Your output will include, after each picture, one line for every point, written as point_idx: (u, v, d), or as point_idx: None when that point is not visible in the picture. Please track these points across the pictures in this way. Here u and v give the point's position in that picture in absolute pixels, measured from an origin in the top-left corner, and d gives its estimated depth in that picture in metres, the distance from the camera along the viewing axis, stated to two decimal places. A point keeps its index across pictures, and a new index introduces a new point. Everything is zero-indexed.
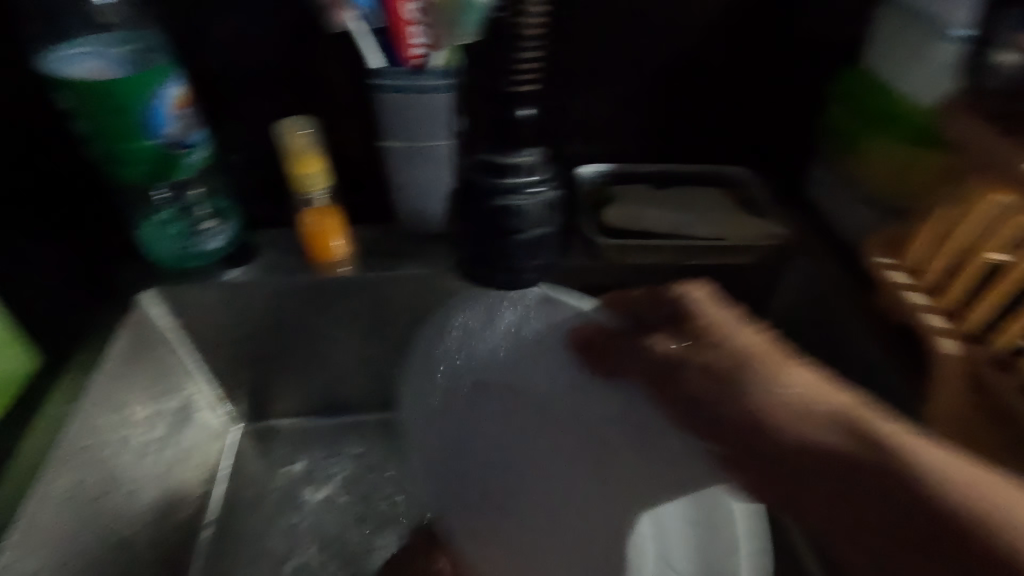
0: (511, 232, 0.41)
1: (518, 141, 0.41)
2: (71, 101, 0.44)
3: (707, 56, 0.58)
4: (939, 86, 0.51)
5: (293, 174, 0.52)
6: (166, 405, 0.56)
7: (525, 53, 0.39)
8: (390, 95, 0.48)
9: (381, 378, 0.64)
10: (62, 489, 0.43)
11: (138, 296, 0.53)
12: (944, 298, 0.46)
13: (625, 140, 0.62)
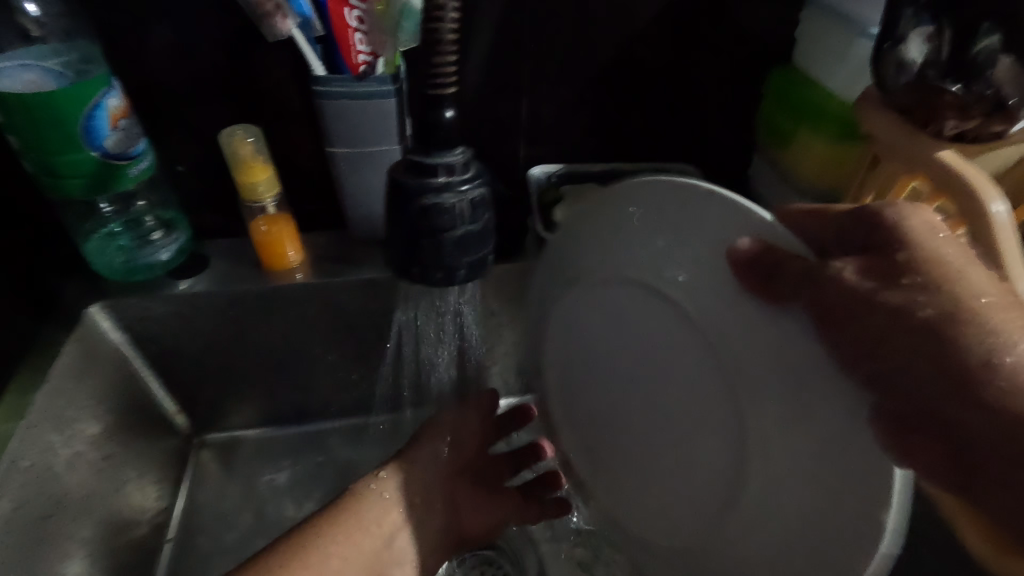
0: (441, 234, 0.33)
1: (446, 136, 0.32)
2: (2, 115, 0.43)
3: (648, 58, 0.60)
4: (856, 82, 0.54)
5: (242, 183, 0.52)
6: (122, 419, 0.55)
7: (449, 42, 0.30)
8: (335, 102, 0.49)
9: (340, 383, 0.64)
10: (4, 509, 0.42)
11: (85, 311, 0.52)
12: None
13: (574, 141, 0.64)
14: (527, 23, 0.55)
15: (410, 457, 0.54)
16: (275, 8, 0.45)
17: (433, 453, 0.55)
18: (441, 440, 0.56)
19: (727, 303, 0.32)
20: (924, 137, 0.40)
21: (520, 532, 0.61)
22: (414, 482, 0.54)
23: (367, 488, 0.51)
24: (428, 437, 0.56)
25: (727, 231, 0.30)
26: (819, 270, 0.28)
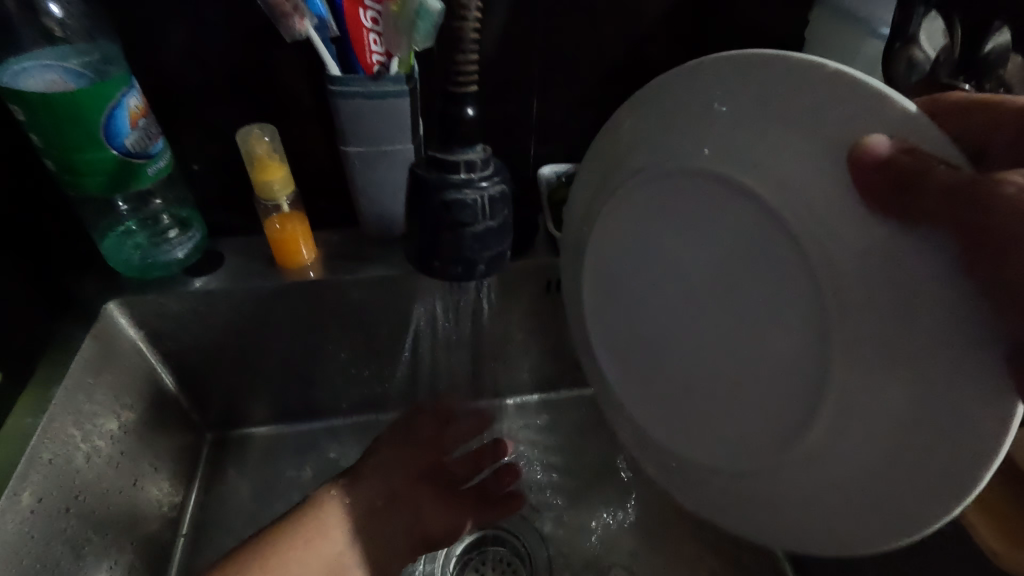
0: (462, 228, 0.33)
1: (466, 133, 0.33)
2: (24, 114, 0.44)
3: (659, 58, 0.60)
4: (869, 80, 0.54)
5: (257, 180, 0.52)
6: (139, 414, 0.56)
7: (472, 40, 0.31)
8: (351, 101, 0.49)
9: (351, 380, 0.65)
10: (27, 501, 0.43)
11: (104, 308, 0.53)
12: None
13: (584, 141, 0.65)
14: (540, 23, 0.56)
15: (372, 460, 0.54)
16: (292, 10, 0.45)
17: (395, 456, 0.55)
18: (401, 444, 0.56)
19: (850, 212, 0.28)
20: None
21: (529, 527, 0.62)
22: (375, 484, 0.52)
23: (327, 494, 0.50)
24: (390, 443, 0.56)
25: (854, 120, 0.26)
26: (976, 181, 0.24)
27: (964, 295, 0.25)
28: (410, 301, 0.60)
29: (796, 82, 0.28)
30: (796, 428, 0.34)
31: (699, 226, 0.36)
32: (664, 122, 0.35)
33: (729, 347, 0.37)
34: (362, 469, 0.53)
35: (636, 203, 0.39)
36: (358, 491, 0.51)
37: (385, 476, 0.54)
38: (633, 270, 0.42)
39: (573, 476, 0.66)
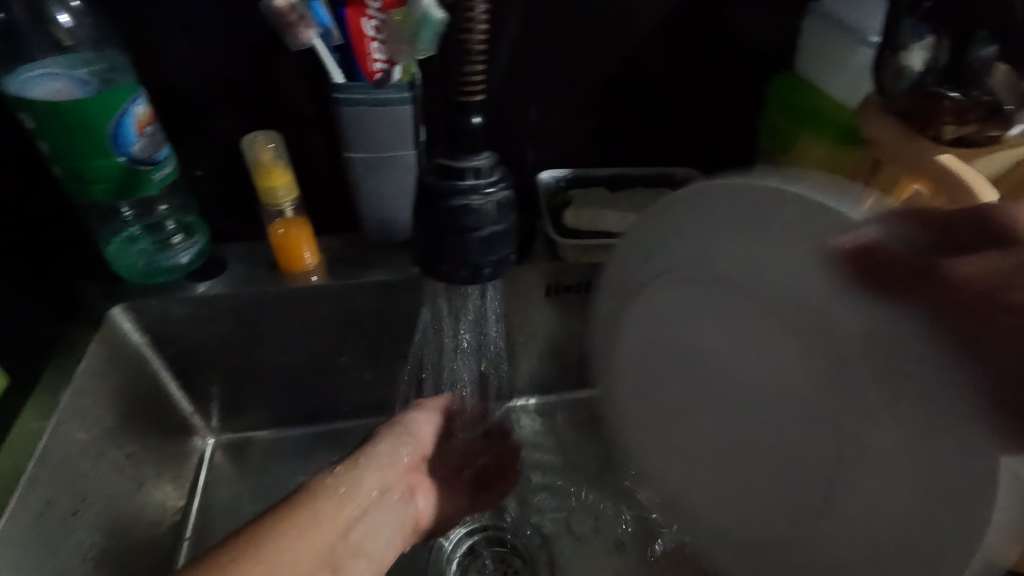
0: (468, 233, 0.34)
1: (472, 141, 0.34)
2: (33, 121, 0.45)
3: (656, 66, 0.62)
4: (861, 87, 0.56)
5: (262, 188, 0.53)
6: (142, 419, 0.56)
7: (478, 51, 0.32)
8: (354, 109, 0.50)
9: (354, 384, 0.66)
10: (35, 504, 0.43)
11: (108, 313, 0.54)
12: None
13: (583, 147, 0.66)
14: (540, 32, 0.57)
15: (371, 453, 0.52)
16: (297, 20, 0.45)
17: (391, 452, 0.54)
18: (398, 442, 0.54)
19: (828, 298, 0.35)
20: (924, 141, 0.41)
21: (530, 529, 0.63)
22: (373, 477, 0.51)
23: (324, 484, 0.48)
24: (386, 440, 0.54)
25: (829, 219, 0.33)
26: (934, 266, 0.31)
27: (947, 347, 0.31)
28: (412, 305, 0.60)
29: (751, 189, 0.36)
30: (824, 496, 0.37)
31: (711, 300, 0.40)
32: (665, 224, 0.41)
33: (740, 405, 0.41)
34: (360, 462, 0.51)
35: (665, 288, 0.42)
36: (356, 484, 0.50)
37: (382, 470, 0.52)
38: (648, 358, 0.45)
39: (572, 477, 0.67)
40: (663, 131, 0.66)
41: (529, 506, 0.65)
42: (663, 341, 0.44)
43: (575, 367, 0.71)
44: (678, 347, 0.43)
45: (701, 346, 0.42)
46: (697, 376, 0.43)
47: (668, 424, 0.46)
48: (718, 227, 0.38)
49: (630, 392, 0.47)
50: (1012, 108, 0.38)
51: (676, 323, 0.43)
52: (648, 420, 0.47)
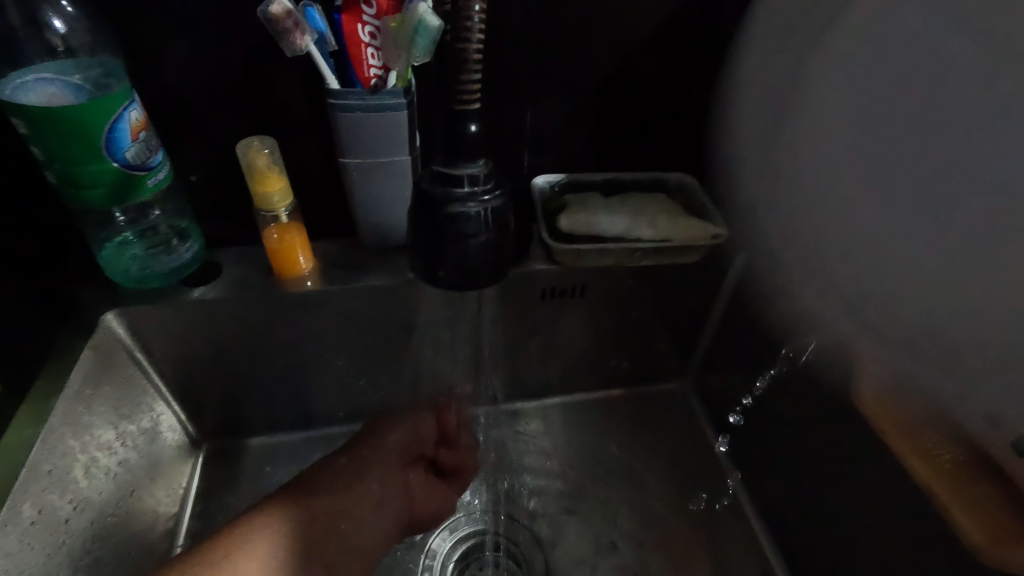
0: (466, 239, 0.35)
1: (470, 149, 0.34)
2: (26, 127, 0.44)
3: (651, 72, 0.62)
4: None
5: (257, 193, 0.53)
6: (134, 425, 0.56)
7: (475, 60, 0.32)
8: (350, 114, 0.50)
9: (350, 388, 0.66)
10: (28, 513, 0.43)
11: (102, 318, 0.53)
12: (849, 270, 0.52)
13: (578, 152, 0.66)
14: (536, 37, 0.57)
15: (370, 449, 0.55)
16: (293, 26, 0.45)
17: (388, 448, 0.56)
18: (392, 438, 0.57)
19: (987, 85, 0.40)
20: None
21: (525, 531, 0.63)
22: (373, 472, 0.54)
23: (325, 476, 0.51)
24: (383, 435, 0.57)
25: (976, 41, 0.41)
26: None
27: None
28: (409, 309, 0.60)
29: None
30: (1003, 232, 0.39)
31: (898, 90, 0.46)
32: (858, 57, 0.49)
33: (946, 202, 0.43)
34: (361, 456, 0.54)
35: (837, 91, 0.51)
36: (356, 476, 0.53)
37: (381, 465, 0.55)
38: (851, 188, 0.51)
39: (567, 479, 0.67)
40: (657, 136, 0.67)
41: (525, 509, 0.65)
42: (861, 163, 0.49)
43: (571, 369, 0.71)
44: (885, 165, 0.47)
45: (916, 186, 0.45)
46: (932, 188, 0.43)
47: (893, 247, 0.47)
48: (916, 65, 0.45)
49: (818, 247, 0.55)
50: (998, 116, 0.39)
51: (892, 90, 0.46)
52: (852, 261, 0.52)
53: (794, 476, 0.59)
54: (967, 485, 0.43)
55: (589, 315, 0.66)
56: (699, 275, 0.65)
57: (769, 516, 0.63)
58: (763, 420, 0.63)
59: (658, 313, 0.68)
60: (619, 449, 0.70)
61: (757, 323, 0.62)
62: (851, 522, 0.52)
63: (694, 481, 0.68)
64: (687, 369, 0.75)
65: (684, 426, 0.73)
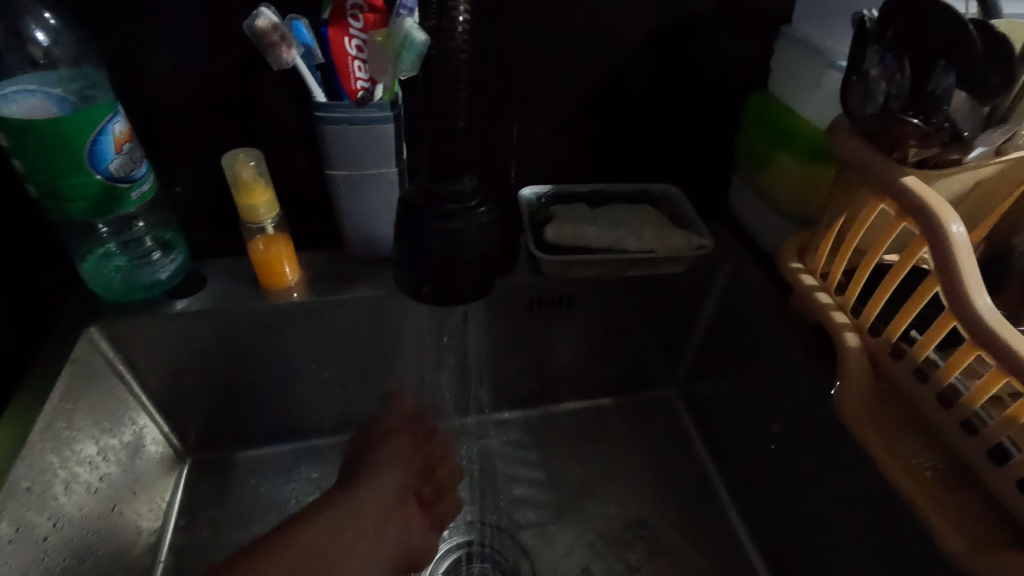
0: (452, 256, 0.35)
1: (455, 168, 0.34)
2: (7, 139, 0.44)
3: (635, 85, 0.63)
4: (831, 108, 0.57)
5: (242, 205, 0.53)
6: (117, 439, 0.55)
7: (459, 80, 0.32)
8: (337, 127, 0.50)
9: (336, 400, 0.65)
10: (4, 531, 0.42)
11: (84, 332, 0.53)
12: (830, 282, 0.53)
13: (565, 163, 0.67)
14: (522, 51, 0.58)
15: (366, 482, 0.57)
16: (280, 40, 0.45)
17: (382, 479, 0.58)
18: (385, 468, 0.59)
19: None
20: (893, 164, 0.43)
21: (513, 542, 0.63)
22: (369, 504, 0.56)
23: (321, 514, 0.52)
24: (377, 466, 0.59)
25: None
26: None
27: None
28: (395, 320, 0.60)
29: None
30: None
31: None
32: None
33: None
34: (358, 489, 0.56)
35: None
36: (354, 508, 0.55)
37: (379, 497, 0.57)
38: None
39: (554, 491, 0.67)
40: (642, 147, 0.68)
41: (513, 520, 0.64)
42: None
43: (559, 378, 0.72)
44: None
45: None
46: None
47: None
48: None
49: None
50: (968, 134, 0.40)
51: None
52: None
53: (779, 483, 0.59)
54: (941, 499, 0.43)
55: (577, 325, 0.67)
56: (684, 284, 0.66)
57: (756, 524, 0.63)
58: (747, 429, 0.63)
59: (646, 322, 0.69)
60: (607, 459, 0.71)
61: (742, 333, 0.63)
62: (834, 529, 0.53)
63: (681, 489, 0.68)
64: (674, 377, 0.75)
65: (672, 434, 0.73)
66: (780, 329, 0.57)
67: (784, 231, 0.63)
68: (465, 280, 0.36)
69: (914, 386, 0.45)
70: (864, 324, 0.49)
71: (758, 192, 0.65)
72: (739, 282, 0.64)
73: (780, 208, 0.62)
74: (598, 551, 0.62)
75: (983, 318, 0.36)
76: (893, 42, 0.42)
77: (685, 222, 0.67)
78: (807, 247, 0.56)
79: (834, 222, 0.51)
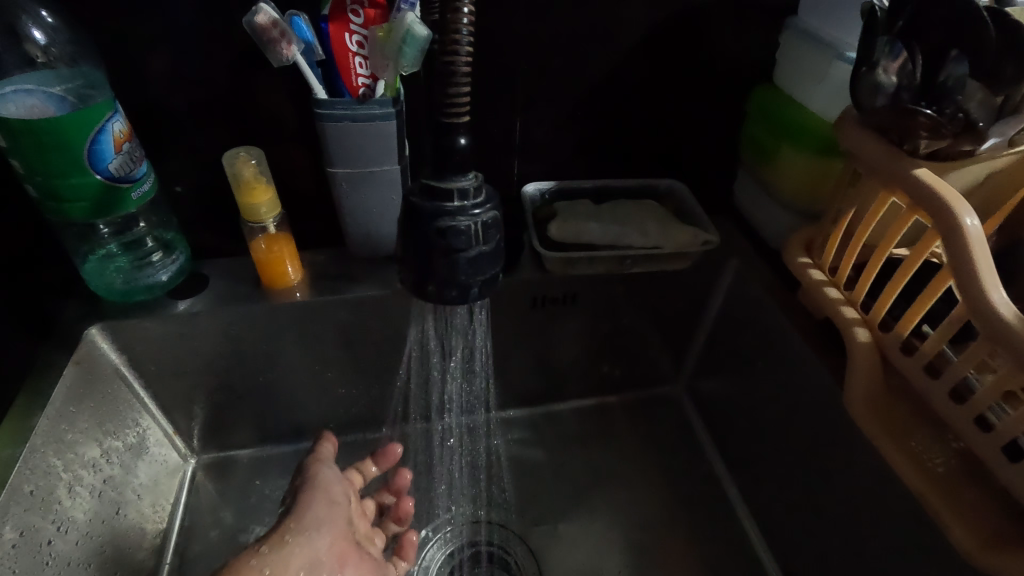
0: (456, 254, 0.34)
1: (459, 163, 0.33)
2: (4, 140, 0.43)
3: (639, 80, 0.62)
4: (836, 104, 0.56)
5: (244, 205, 0.53)
6: (119, 441, 0.55)
7: (462, 72, 0.31)
8: (337, 125, 0.49)
9: (338, 400, 0.65)
10: (8, 536, 0.42)
11: (85, 333, 0.52)
12: (840, 276, 0.52)
13: (568, 159, 0.66)
14: (523, 46, 0.57)
15: (294, 530, 0.46)
16: (280, 36, 0.45)
17: (315, 524, 0.47)
18: (321, 503, 0.49)
19: None
20: (903, 156, 0.43)
21: (518, 541, 0.62)
22: (300, 556, 0.45)
23: (248, 567, 0.41)
24: (305, 509, 0.47)
25: None
26: None
27: None
28: (396, 320, 0.60)
29: None
30: None
31: None
32: None
33: None
34: (286, 541, 0.45)
35: None
36: (280, 568, 0.43)
37: (309, 547, 0.46)
38: None
39: (559, 490, 0.66)
40: (646, 143, 0.67)
41: (519, 521, 0.64)
42: None
43: (563, 376, 0.71)
44: None
45: None
46: None
47: None
48: None
49: None
50: (983, 125, 0.39)
51: None
52: None
53: (786, 480, 0.59)
54: (954, 496, 0.42)
55: (580, 322, 0.66)
56: (689, 281, 0.66)
57: (764, 522, 0.63)
58: (755, 426, 0.63)
59: (650, 318, 0.68)
60: (611, 458, 0.70)
61: (748, 329, 0.62)
62: (843, 526, 0.52)
63: (687, 486, 0.68)
64: (680, 374, 0.75)
65: (678, 431, 0.72)
66: (787, 326, 0.57)
67: (790, 226, 0.63)
68: (468, 277, 0.35)
69: (925, 381, 0.44)
70: (874, 319, 0.48)
71: (763, 187, 0.65)
72: (744, 278, 0.63)
73: (785, 204, 0.62)
74: (602, 550, 0.62)
75: (998, 310, 0.36)
76: (903, 32, 0.41)
77: (690, 217, 0.66)
78: (814, 242, 0.55)
79: (841, 218, 0.50)
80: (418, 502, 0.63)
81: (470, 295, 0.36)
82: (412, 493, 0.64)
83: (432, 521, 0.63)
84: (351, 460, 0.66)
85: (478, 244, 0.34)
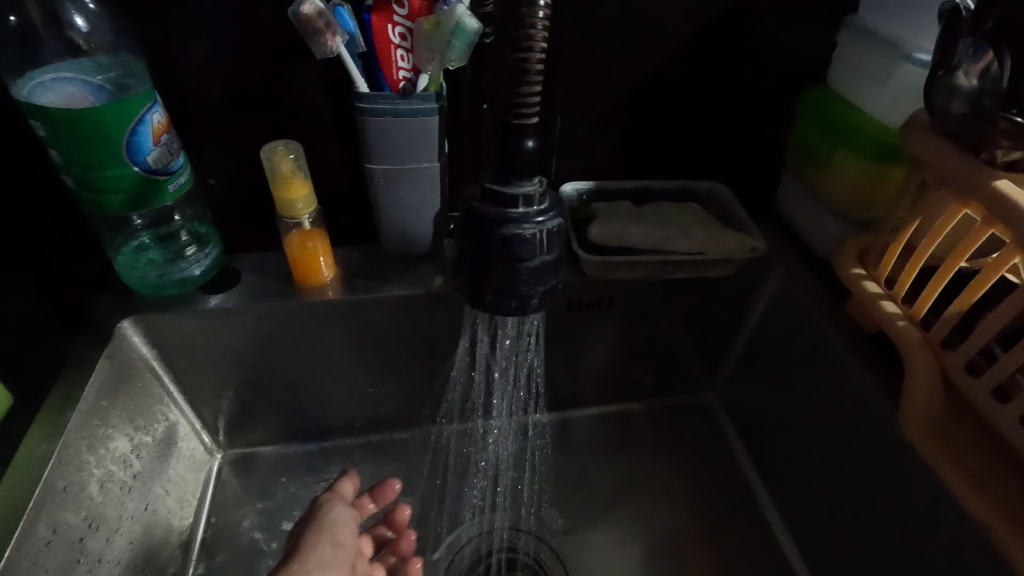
0: (518, 264, 0.33)
1: (525, 167, 0.32)
2: (44, 129, 0.43)
3: (686, 78, 0.60)
4: (905, 105, 0.53)
5: (280, 199, 0.51)
6: (149, 436, 0.54)
7: (534, 72, 0.29)
8: (379, 119, 0.48)
9: (365, 401, 0.64)
10: (42, 534, 0.41)
11: (118, 325, 0.52)
12: (897, 289, 0.49)
13: (608, 160, 0.64)
14: (569, 42, 0.55)
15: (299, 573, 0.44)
16: (324, 27, 0.43)
17: (320, 567, 0.45)
18: (326, 545, 0.47)
19: None
20: (980, 167, 0.40)
21: (548, 552, 0.60)
22: None
23: None
24: (310, 551, 0.46)
25: None
26: None
27: None
28: (428, 321, 0.59)
29: None
30: None
31: None
32: None
33: None
34: None
35: None
36: None
37: None
38: None
39: (587, 499, 0.65)
40: (688, 144, 0.65)
41: (543, 527, 0.62)
42: None
43: (593, 382, 0.69)
44: None
45: None
46: None
47: None
48: None
49: None
50: None
51: None
52: None
53: (826, 497, 0.57)
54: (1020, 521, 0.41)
55: (615, 327, 0.64)
56: (730, 288, 0.64)
57: (803, 539, 0.60)
58: (796, 441, 0.60)
59: (686, 325, 0.66)
60: (640, 468, 0.68)
61: (791, 340, 0.60)
62: (889, 550, 0.50)
63: (718, 500, 0.65)
64: (713, 382, 0.73)
65: (711, 442, 0.70)
66: (835, 339, 0.54)
67: (839, 234, 0.60)
68: (530, 290, 0.34)
69: (995, 405, 0.42)
70: (936, 337, 0.46)
71: (811, 192, 0.62)
72: (789, 285, 0.61)
73: (835, 211, 0.59)
74: (633, 564, 0.60)
75: None
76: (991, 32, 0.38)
77: (732, 221, 0.64)
78: (868, 252, 0.53)
79: (901, 232, 0.48)
80: (443, 509, 0.62)
81: (531, 303, 0.34)
82: (435, 499, 0.63)
83: (456, 526, 0.61)
84: (376, 463, 0.65)
85: (543, 255, 0.33)
